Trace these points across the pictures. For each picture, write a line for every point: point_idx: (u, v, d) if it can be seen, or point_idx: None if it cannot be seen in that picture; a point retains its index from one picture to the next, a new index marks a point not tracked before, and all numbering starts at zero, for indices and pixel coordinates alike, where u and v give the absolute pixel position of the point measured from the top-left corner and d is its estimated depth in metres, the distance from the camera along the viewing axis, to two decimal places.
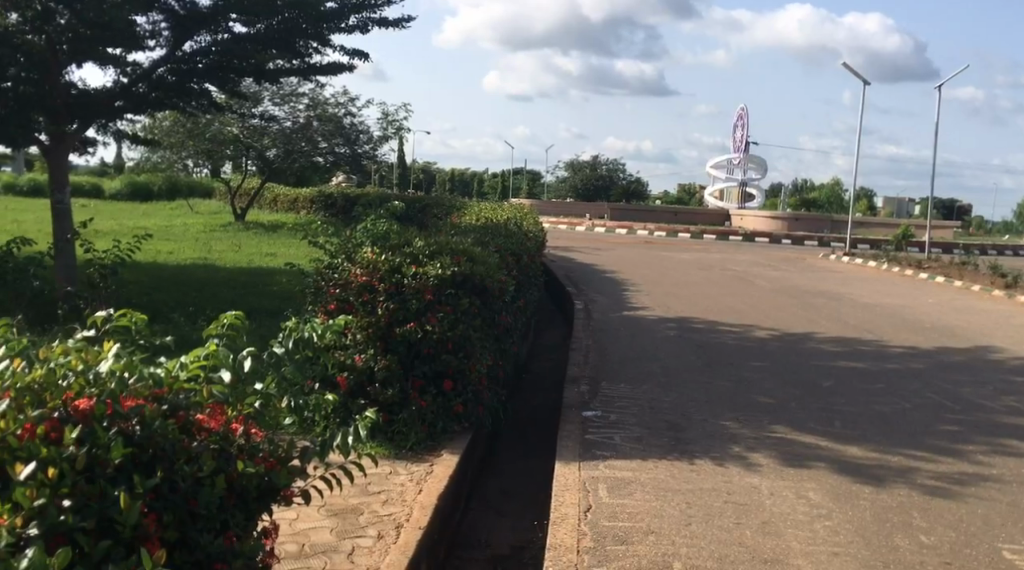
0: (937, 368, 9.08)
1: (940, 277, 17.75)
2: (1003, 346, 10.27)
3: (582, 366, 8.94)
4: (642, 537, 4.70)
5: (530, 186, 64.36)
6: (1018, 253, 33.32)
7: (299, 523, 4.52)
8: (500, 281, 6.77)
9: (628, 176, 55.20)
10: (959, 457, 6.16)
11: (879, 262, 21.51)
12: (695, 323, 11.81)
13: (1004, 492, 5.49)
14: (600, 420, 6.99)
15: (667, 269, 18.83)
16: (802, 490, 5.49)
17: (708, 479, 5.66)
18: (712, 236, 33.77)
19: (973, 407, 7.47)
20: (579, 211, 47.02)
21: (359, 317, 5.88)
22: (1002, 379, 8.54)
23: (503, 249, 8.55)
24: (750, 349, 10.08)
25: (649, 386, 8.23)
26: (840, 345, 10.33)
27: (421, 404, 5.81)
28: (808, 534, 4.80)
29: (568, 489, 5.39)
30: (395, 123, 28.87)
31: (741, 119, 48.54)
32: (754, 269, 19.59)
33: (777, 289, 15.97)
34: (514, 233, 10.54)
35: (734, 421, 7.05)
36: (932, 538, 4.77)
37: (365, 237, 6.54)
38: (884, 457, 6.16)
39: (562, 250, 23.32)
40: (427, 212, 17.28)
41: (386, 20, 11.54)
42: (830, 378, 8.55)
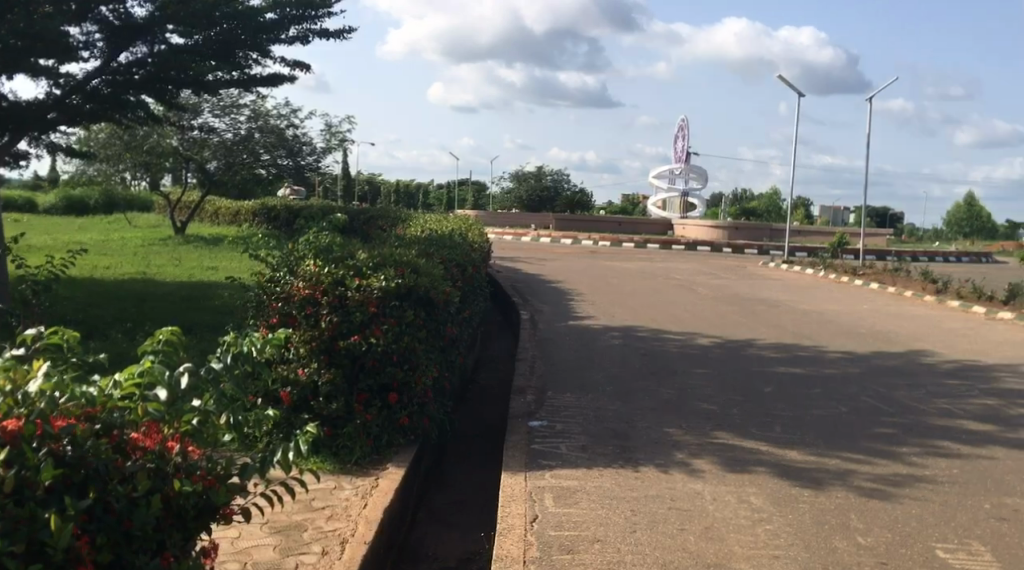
0: (873, 372, 9.30)
1: (874, 283, 18.21)
2: (935, 350, 10.57)
3: (529, 377, 8.96)
4: (587, 546, 4.73)
5: (475, 197, 64.51)
6: (947, 259, 34.38)
7: (241, 541, 4.45)
8: (445, 292, 6.75)
9: (572, 187, 55.67)
10: (894, 459, 6.32)
11: (816, 270, 21.98)
12: (640, 332, 11.93)
13: (938, 491, 5.64)
14: (546, 430, 7.02)
15: (611, 279, 19.01)
16: (744, 494, 5.58)
17: (651, 486, 5.72)
18: (655, 245, 34.23)
19: (907, 410, 7.68)
20: (525, 222, 47.28)
21: (302, 331, 5.81)
22: (934, 382, 8.78)
23: (448, 259, 8.55)
24: (693, 356, 10.22)
25: (595, 395, 8.28)
26: (779, 351, 10.51)
27: (366, 417, 5.78)
28: (750, 538, 4.88)
29: (514, 500, 5.40)
30: (339, 135, 28.70)
31: (682, 130, 49.37)
32: (696, 278, 19.88)
33: (719, 297, 16.21)
34: (459, 244, 10.52)
35: (677, 428, 7.14)
36: (869, 539, 4.88)
37: (308, 250, 6.46)
38: (822, 460, 6.29)
39: (508, 261, 23.39)
40: (371, 224, 17.22)
41: (326, 33, 11.54)
42: (770, 384, 8.71)
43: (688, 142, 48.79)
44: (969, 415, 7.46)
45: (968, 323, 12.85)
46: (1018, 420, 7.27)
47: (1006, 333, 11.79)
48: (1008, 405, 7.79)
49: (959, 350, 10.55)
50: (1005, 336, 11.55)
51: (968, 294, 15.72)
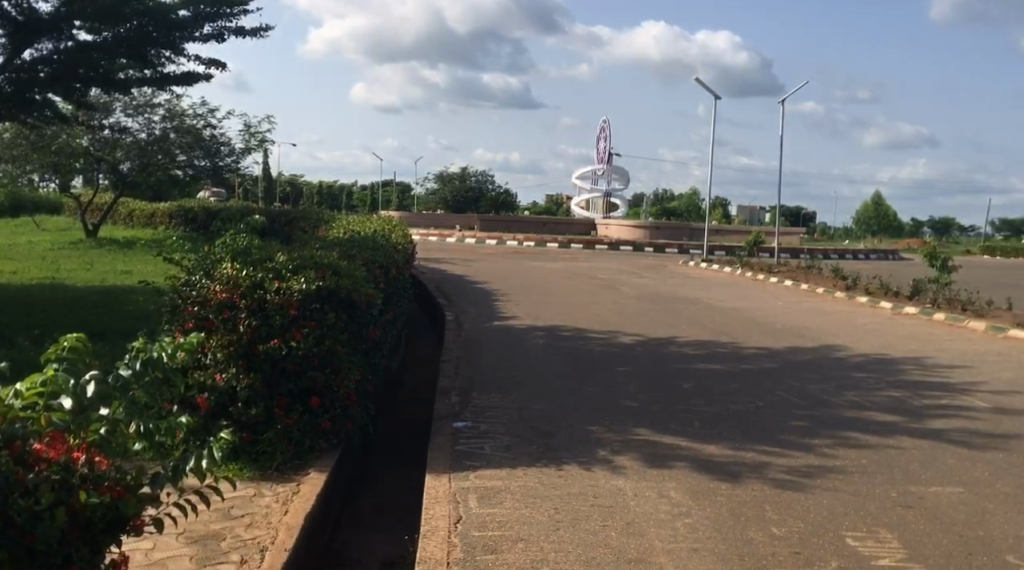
0: (787, 367, 9.56)
1: (788, 281, 18.71)
2: (844, 344, 10.92)
3: (453, 378, 8.96)
4: (511, 545, 4.76)
5: (399, 199, 64.17)
6: (858, 256, 35.56)
7: (156, 553, 4.35)
8: (367, 294, 6.70)
9: (496, 188, 55.75)
10: (807, 450, 6.51)
11: (733, 268, 22.47)
12: (563, 331, 12.03)
13: (847, 481, 5.83)
14: (471, 431, 7.03)
15: (535, 279, 19.11)
16: (664, 489, 5.68)
17: (574, 484, 5.77)
18: (578, 245, 34.53)
19: (819, 403, 7.91)
20: (449, 223, 47.22)
21: (219, 336, 5.71)
22: (845, 375, 9.06)
23: (370, 261, 8.49)
24: (615, 355, 10.35)
25: (518, 395, 8.33)
26: (698, 349, 10.71)
27: (287, 422, 5.71)
28: (669, 532, 4.97)
29: (438, 502, 5.39)
30: (258, 135, 28.21)
31: (604, 131, 49.93)
32: (618, 277, 20.14)
33: (640, 296, 16.43)
34: (382, 245, 10.46)
35: (599, 425, 7.23)
36: (782, 529, 5.02)
37: (225, 252, 6.34)
38: (739, 454, 6.43)
39: (432, 262, 23.31)
40: (292, 226, 16.98)
41: (243, 30, 11.35)
42: (689, 380, 8.89)
43: (609, 143, 49.36)
44: (877, 407, 7.72)
45: (876, 318, 13.30)
46: (923, 410, 7.55)
47: (911, 327, 12.23)
48: (913, 396, 8.08)
49: (868, 344, 10.91)
50: (911, 330, 11.98)
51: (877, 290, 16.26)
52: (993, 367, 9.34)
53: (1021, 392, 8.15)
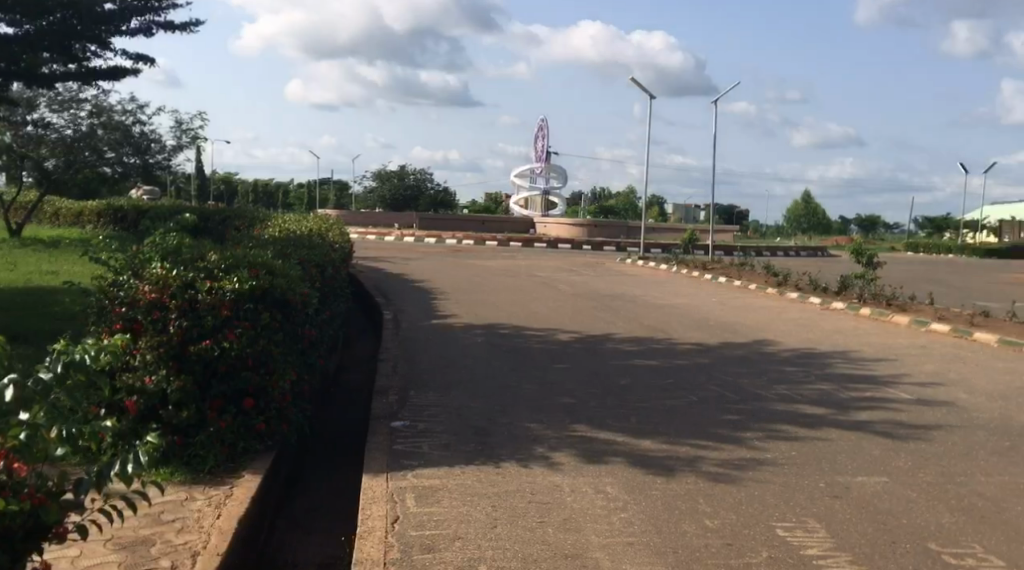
0: (720, 362, 9.72)
1: (722, 277, 19.02)
2: (776, 339, 11.15)
3: (391, 377, 8.92)
4: (449, 544, 4.75)
5: (337, 197, 63.56)
6: (789, 253, 36.33)
7: (82, 561, 4.24)
8: (303, 293, 6.63)
9: (434, 186, 55.59)
10: (739, 444, 6.63)
11: (669, 265, 22.77)
12: (502, 329, 12.06)
13: (777, 473, 5.96)
14: (408, 430, 6.99)
15: (473, 277, 19.12)
16: (600, 484, 5.73)
17: (512, 481, 5.79)
18: (517, 243, 34.63)
19: (751, 397, 8.06)
20: (387, 221, 46.95)
21: (148, 337, 5.56)
22: (776, 369, 9.26)
23: (306, 260, 8.41)
24: (552, 352, 10.42)
25: (457, 393, 8.33)
26: (635, 345, 10.84)
27: (220, 424, 5.61)
28: (605, 527, 5.02)
29: (375, 502, 5.36)
30: (190, 131, 27.71)
31: (541, 130, 50.15)
32: (556, 274, 20.26)
33: (578, 293, 16.54)
34: (317, 244, 10.35)
35: (536, 422, 7.27)
36: (715, 521, 5.10)
37: (153, 252, 6.21)
38: (674, 448, 6.52)
39: (370, 261, 23.16)
40: (226, 225, 16.71)
41: (172, 25, 11.15)
42: (626, 376, 8.99)
43: (547, 141, 49.57)
44: (806, 400, 7.89)
45: (806, 313, 13.60)
46: (850, 403, 7.75)
47: (839, 322, 12.55)
48: (841, 389, 8.28)
49: (798, 339, 11.16)
50: (839, 325, 12.27)
51: (807, 286, 16.61)
52: (916, 359, 9.63)
53: (942, 384, 8.42)
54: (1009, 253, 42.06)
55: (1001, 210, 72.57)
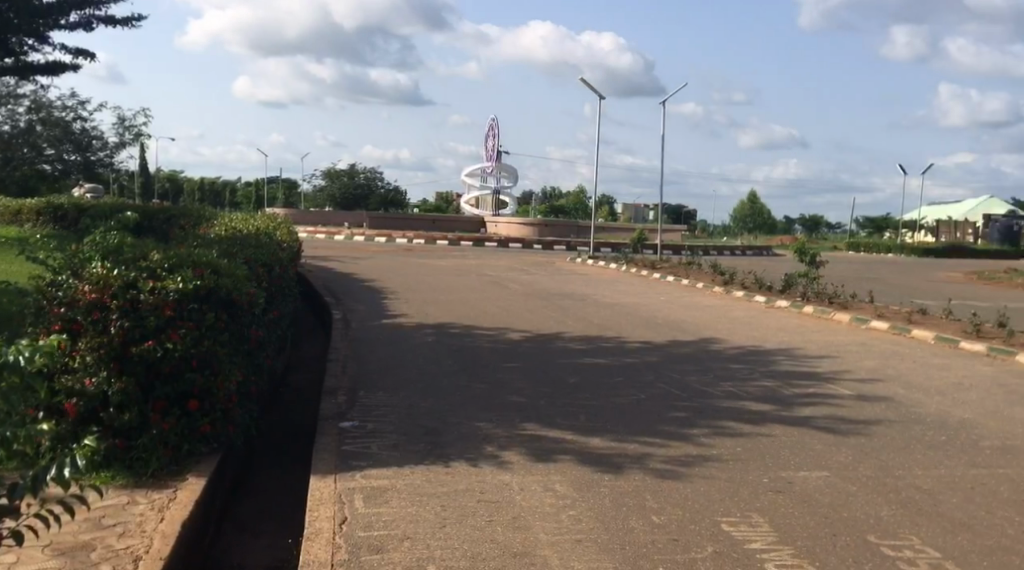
0: (668, 360, 9.82)
1: (670, 276, 19.21)
2: (723, 337, 11.30)
3: (340, 377, 8.85)
4: (397, 544, 4.73)
5: (286, 195, 62.91)
6: (736, 252, 36.83)
7: (20, 567, 4.15)
8: (249, 293, 6.55)
9: (385, 185, 55.33)
10: (686, 440, 6.71)
11: (618, 264, 22.94)
12: (452, 328, 12.04)
13: (723, 469, 6.03)
14: (358, 430, 6.94)
15: (423, 276, 19.06)
16: (549, 482, 5.76)
17: (461, 480, 5.78)
18: (468, 242, 34.61)
19: (698, 394, 8.16)
20: (337, 221, 46.62)
21: (88, 338, 5.48)
22: (722, 367, 9.38)
23: (253, 259, 8.31)
24: (503, 351, 10.43)
25: (406, 393, 8.29)
26: (584, 343, 10.89)
27: (164, 426, 5.50)
28: (554, 525, 5.04)
29: (322, 503, 5.31)
30: (133, 128, 27.25)
31: (492, 129, 50.20)
32: (507, 274, 20.28)
33: (528, 292, 16.59)
34: (265, 243, 10.24)
35: (486, 421, 7.27)
36: (662, 517, 5.15)
37: (93, 251, 6.10)
38: (622, 446, 6.57)
39: (319, 260, 22.97)
40: (171, 223, 16.43)
41: (113, 19, 10.95)
42: (575, 375, 9.03)
43: (498, 141, 49.61)
44: (752, 397, 8.01)
45: (751, 311, 13.80)
46: (794, 399, 7.89)
47: (784, 320, 12.76)
48: (785, 386, 8.42)
49: (744, 337, 11.32)
50: (783, 323, 12.48)
51: (752, 285, 16.86)
52: (857, 356, 9.83)
53: (882, 380, 8.60)
54: (947, 252, 43.13)
55: (939, 210, 74.39)
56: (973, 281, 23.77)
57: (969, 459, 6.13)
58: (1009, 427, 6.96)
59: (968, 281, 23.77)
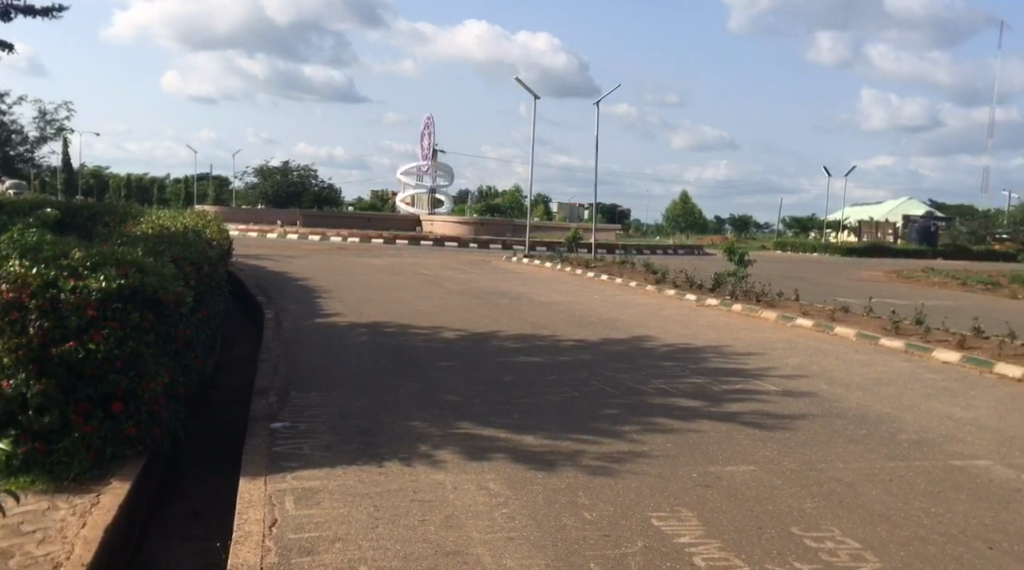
0: (601, 357, 9.91)
1: (604, 275, 19.38)
2: (654, 335, 11.44)
3: (271, 377, 8.74)
4: (328, 545, 4.69)
5: (216, 192, 61.78)
6: (668, 251, 37.33)
7: None
8: (176, 292, 6.42)
9: (319, 183, 54.74)
10: (617, 437, 6.79)
11: (553, 263, 23.07)
12: (386, 327, 11.97)
13: (654, 464, 6.12)
14: (289, 431, 6.87)
15: (357, 275, 18.91)
16: (483, 481, 5.77)
17: (394, 480, 5.76)
18: (402, 240, 34.45)
19: (630, 391, 8.26)
20: (270, 219, 45.98)
21: (5, 339, 5.32)
22: (654, 364, 9.50)
23: (180, 257, 8.15)
24: (437, 349, 10.41)
25: (340, 392, 8.23)
26: (518, 342, 10.93)
27: (86, 429, 5.36)
28: (487, 523, 5.05)
29: (252, 505, 5.25)
30: (55, 123, 26.47)
31: (427, 127, 50.00)
32: (442, 272, 20.24)
33: (463, 291, 16.57)
34: (193, 241, 10.04)
35: (420, 420, 7.25)
36: (593, 514, 5.20)
37: (11, 249, 5.91)
38: (555, 443, 6.61)
39: (251, 259, 22.64)
40: (96, 220, 16.02)
41: (33, 10, 10.64)
42: (509, 373, 9.06)
43: (433, 139, 49.43)
44: (681, 393, 8.14)
45: (682, 310, 14.01)
46: (723, 395, 8.03)
47: (713, 317, 12.98)
48: (713, 383, 8.57)
49: (675, 334, 11.48)
50: (713, 321, 12.69)
51: (683, 284, 17.11)
52: (783, 353, 10.05)
53: (807, 376, 8.82)
54: (869, 252, 44.33)
55: (864, 211, 76.38)
56: (894, 280, 24.47)
57: (887, 452, 6.33)
58: (926, 421, 7.19)
59: (890, 280, 24.42)
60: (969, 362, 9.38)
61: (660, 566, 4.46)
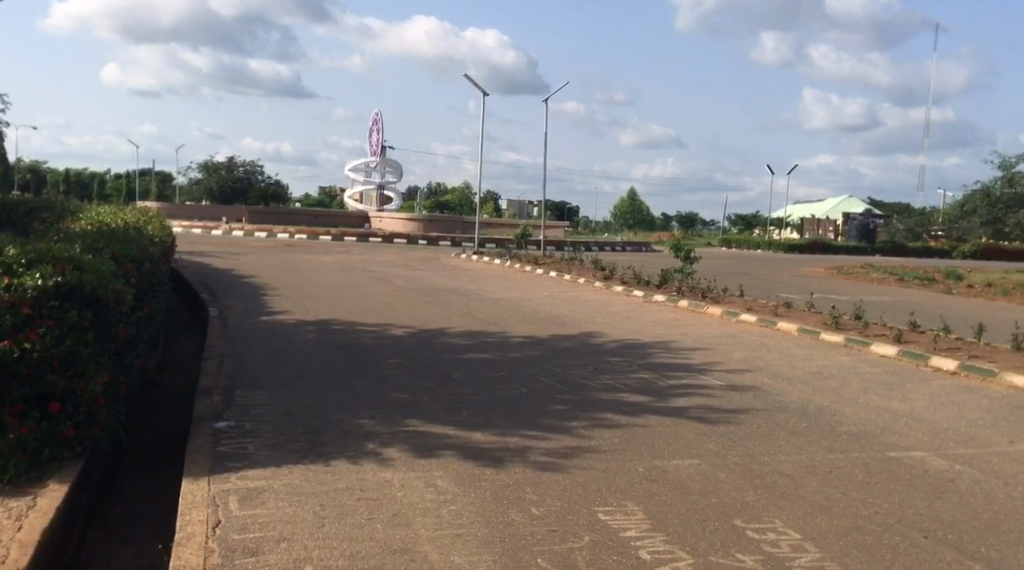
0: (549, 353, 9.96)
1: (553, 272, 19.45)
2: (603, 331, 11.52)
3: (216, 376, 8.60)
4: (273, 546, 4.64)
5: (160, 188, 60.68)
6: (617, 248, 37.60)
7: None
8: (116, 290, 6.33)
9: (265, 179, 54.07)
10: (565, 432, 6.82)
11: (502, 260, 23.08)
12: (334, 324, 11.87)
13: (601, 460, 6.16)
14: (233, 431, 6.77)
15: (304, 272, 18.72)
16: (431, 478, 5.75)
17: (341, 479, 5.72)
18: (351, 237, 34.20)
19: (578, 387, 8.30)
20: (216, 216, 45.30)
21: None
22: (602, 360, 9.57)
23: (121, 255, 8.01)
24: (386, 347, 10.35)
25: (286, 391, 8.14)
26: (468, 338, 10.92)
27: (22, 430, 5.15)
28: (434, 520, 5.04)
29: (195, 506, 5.17)
30: None
31: (377, 123, 49.65)
32: (391, 269, 20.13)
33: (412, 288, 16.50)
34: (134, 239, 9.85)
35: (368, 418, 7.21)
36: (541, 509, 5.22)
37: None
38: (504, 439, 6.63)
39: (196, 255, 22.28)
40: (34, 216, 15.61)
41: None
42: (458, 370, 9.06)
43: (382, 135, 49.11)
44: (628, 389, 8.20)
45: (629, 306, 14.13)
46: (669, 390, 8.12)
47: (660, 313, 13.11)
48: (660, 378, 8.66)
49: (624, 330, 11.57)
50: (660, 317, 12.81)
51: (631, 280, 17.25)
52: (727, 348, 10.19)
53: (750, 371, 8.95)
54: (811, 249, 45.14)
55: (807, 208, 77.60)
56: (835, 276, 24.90)
57: (827, 444, 6.46)
58: (865, 414, 7.35)
59: (831, 277, 24.84)
60: (906, 356, 9.59)
61: (607, 560, 4.49)
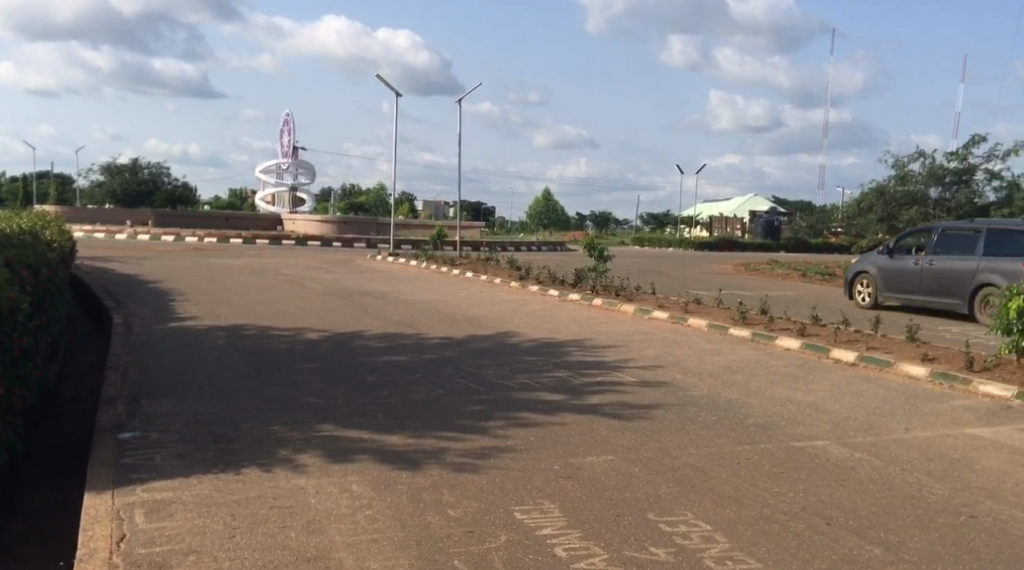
0: (464, 354, 9.94)
1: (469, 272, 19.43)
2: (519, 331, 11.55)
3: (120, 385, 8.33)
4: (181, 559, 4.51)
5: (61, 192, 58.51)
6: (532, 248, 37.76)
7: None
8: (10, 297, 6.04)
9: (172, 182, 52.60)
10: (481, 433, 6.82)
11: (418, 261, 22.95)
12: (246, 330, 11.63)
13: (517, 459, 6.17)
14: (138, 441, 6.58)
15: (215, 276, 18.28)
16: (345, 483, 5.68)
17: (253, 487, 5.61)
18: (263, 240, 33.57)
19: (493, 387, 8.31)
20: (122, 220, 43.98)
21: None
22: (518, 359, 9.60)
23: (15, 260, 7.67)
24: (300, 351, 10.19)
25: (194, 399, 7.93)
26: (383, 341, 10.82)
27: None
28: (350, 526, 4.99)
29: (97, 522, 4.99)
30: None
31: (287, 123, 48.57)
32: (304, 272, 19.82)
33: (327, 290, 16.28)
34: (31, 244, 9.44)
35: (281, 424, 7.08)
36: (457, 511, 5.21)
37: None
38: (420, 442, 6.59)
39: (101, 261, 21.52)
40: None
41: None
42: (373, 373, 8.97)
43: (295, 136, 48.24)
44: (545, 387, 8.25)
45: (545, 305, 14.20)
46: (584, 388, 8.20)
47: (574, 312, 13.23)
48: (575, 376, 8.72)
49: (540, 330, 11.62)
50: (574, 315, 12.91)
51: (545, 279, 17.35)
52: (640, 345, 10.32)
53: (662, 367, 9.10)
54: (718, 247, 46.09)
55: (715, 207, 79.31)
56: (742, 272, 25.54)
57: (736, 437, 6.60)
58: (771, 406, 7.54)
59: (736, 272, 25.38)
60: (809, 348, 9.90)
61: (523, 558, 4.51)
